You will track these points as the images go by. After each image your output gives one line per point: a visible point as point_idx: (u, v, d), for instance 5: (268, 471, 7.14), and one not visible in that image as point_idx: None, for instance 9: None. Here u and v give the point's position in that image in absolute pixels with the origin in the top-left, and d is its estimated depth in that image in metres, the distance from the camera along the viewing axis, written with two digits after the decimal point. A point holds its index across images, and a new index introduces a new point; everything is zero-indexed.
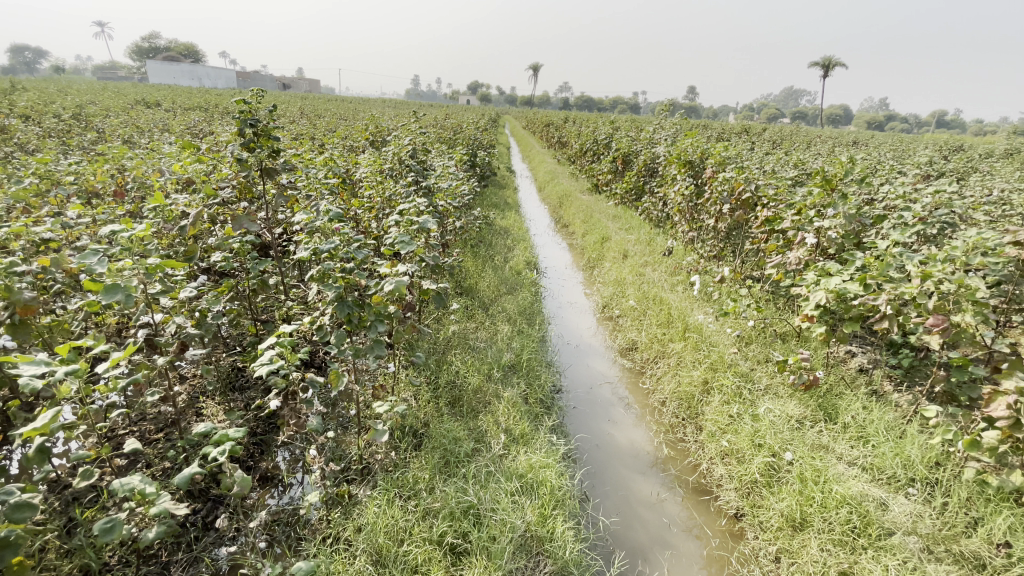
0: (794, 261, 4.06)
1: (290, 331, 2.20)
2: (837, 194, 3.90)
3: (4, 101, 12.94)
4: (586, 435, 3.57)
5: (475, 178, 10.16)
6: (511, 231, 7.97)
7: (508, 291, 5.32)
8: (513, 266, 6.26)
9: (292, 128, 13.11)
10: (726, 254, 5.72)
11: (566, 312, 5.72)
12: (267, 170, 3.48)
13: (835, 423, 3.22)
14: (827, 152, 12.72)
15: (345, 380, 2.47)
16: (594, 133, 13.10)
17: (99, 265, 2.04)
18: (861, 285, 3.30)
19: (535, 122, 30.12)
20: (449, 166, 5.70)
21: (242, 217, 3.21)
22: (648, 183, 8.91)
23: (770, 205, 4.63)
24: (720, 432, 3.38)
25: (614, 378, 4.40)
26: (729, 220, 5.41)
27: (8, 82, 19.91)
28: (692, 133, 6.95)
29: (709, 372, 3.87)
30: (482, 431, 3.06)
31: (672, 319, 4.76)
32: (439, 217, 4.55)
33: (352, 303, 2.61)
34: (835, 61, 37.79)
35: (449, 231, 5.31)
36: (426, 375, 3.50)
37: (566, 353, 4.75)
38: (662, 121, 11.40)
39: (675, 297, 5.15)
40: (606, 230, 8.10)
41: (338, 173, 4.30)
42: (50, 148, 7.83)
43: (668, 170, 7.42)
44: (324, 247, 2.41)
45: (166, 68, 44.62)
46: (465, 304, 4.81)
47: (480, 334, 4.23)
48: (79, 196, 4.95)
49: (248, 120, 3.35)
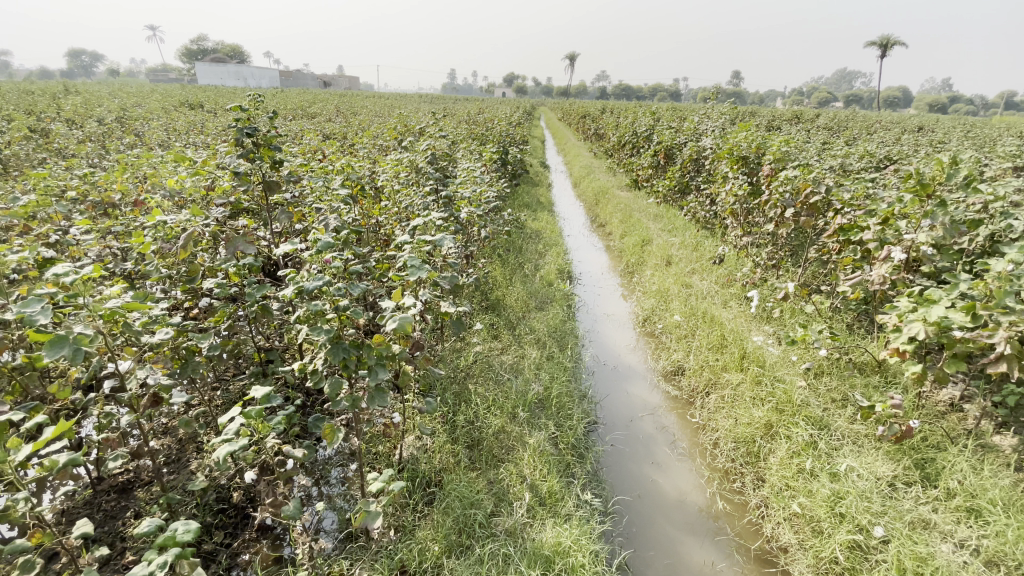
0: (877, 280, 3.42)
1: (264, 394, 1.81)
2: (933, 201, 3.25)
3: (54, 108, 13.37)
4: (627, 482, 3.07)
5: (507, 176, 9.72)
6: (543, 235, 7.49)
7: (538, 306, 4.88)
8: (545, 274, 5.80)
9: (324, 127, 13.06)
10: (786, 264, 5.06)
11: (602, 327, 5.21)
12: (269, 183, 3.15)
13: (935, 489, 2.64)
14: (892, 141, 11.55)
15: (341, 436, 2.16)
16: (634, 125, 12.39)
17: (42, 316, 1.71)
18: (969, 315, 2.68)
19: (571, 113, 29.36)
20: (475, 170, 5.26)
21: (237, 238, 2.87)
22: (693, 180, 8.24)
23: (844, 211, 3.98)
24: (789, 490, 2.83)
25: (658, 409, 3.87)
26: (791, 226, 4.75)
27: (63, 89, 20.84)
28: (745, 126, 6.26)
29: (773, 412, 3.30)
30: (503, 488, 2.64)
31: (726, 341, 4.19)
32: (461, 228, 4.13)
33: (350, 345, 2.21)
34: (892, 40, 35.37)
35: (474, 241, 4.90)
36: (443, 414, 3.11)
37: (603, 377, 4.25)
38: (709, 110, 10.59)
39: (727, 315, 4.57)
40: (646, 232, 7.50)
41: (352, 182, 3.95)
42: (85, 154, 7.88)
43: (718, 166, 6.75)
44: (309, 287, 1.99)
45: (213, 70, 46.32)
46: (490, 322, 4.39)
47: (505, 360, 3.80)
48: (96, 207, 4.80)
49: (246, 128, 3.02)
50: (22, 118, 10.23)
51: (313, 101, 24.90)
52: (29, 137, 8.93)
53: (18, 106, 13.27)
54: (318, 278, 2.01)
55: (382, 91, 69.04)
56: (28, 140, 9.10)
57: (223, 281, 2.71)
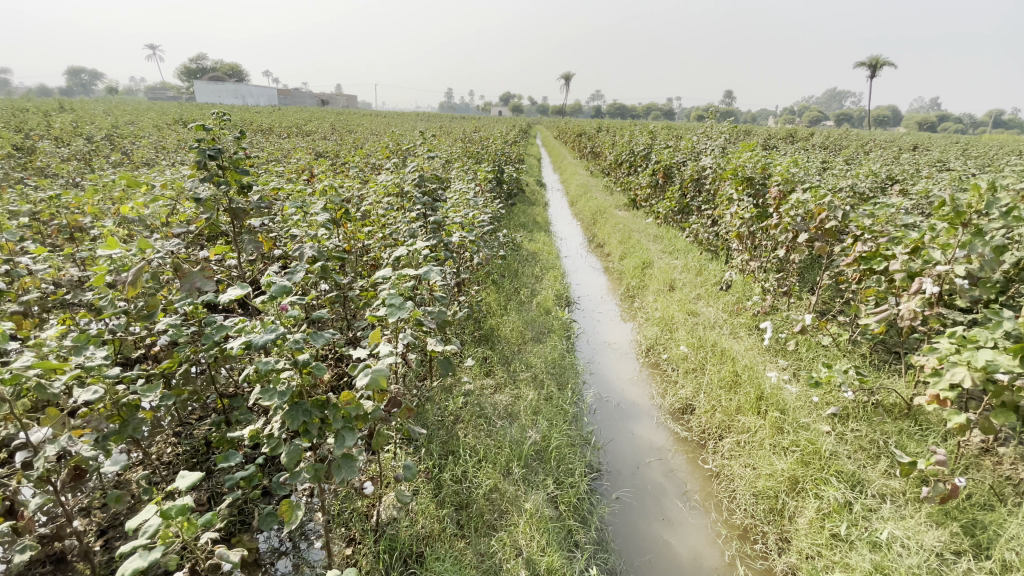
0: (907, 316, 3.15)
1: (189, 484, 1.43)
2: (968, 230, 2.95)
3: (43, 125, 13.08)
4: (634, 545, 2.70)
5: (502, 196, 9.48)
6: (540, 257, 7.19)
7: (535, 337, 4.56)
8: (542, 300, 5.48)
9: (318, 144, 12.91)
10: (798, 291, 4.76)
11: (604, 357, 4.87)
12: (235, 211, 2.82)
13: (992, 561, 2.29)
14: (894, 160, 11.38)
15: (299, 513, 1.89)
16: (631, 144, 12.20)
17: None
18: (1016, 358, 2.35)
19: (566, 132, 29.45)
20: (468, 193, 4.97)
21: (193, 272, 2.52)
22: (694, 200, 8.00)
23: (865, 239, 3.69)
24: (822, 560, 2.46)
25: (666, 453, 3.51)
26: (804, 253, 4.45)
27: (60, 106, 20.83)
28: (749, 145, 6.03)
29: (797, 464, 2.96)
30: (495, 564, 2.28)
31: (739, 379, 3.86)
32: (451, 256, 3.81)
33: (311, 406, 1.87)
34: (881, 60, 35.85)
35: (465, 268, 4.59)
36: (429, 469, 2.76)
37: (605, 416, 3.89)
38: (708, 129, 10.39)
39: (738, 348, 4.24)
40: (647, 254, 7.22)
41: (334, 206, 3.64)
42: (65, 172, 7.55)
43: (722, 186, 6.49)
44: (256, 342, 1.64)
45: (211, 88, 46.64)
46: (483, 357, 4.05)
47: (499, 402, 3.45)
48: (63, 231, 4.48)
49: (207, 150, 2.70)
50: (9, 136, 9.96)
51: (309, 119, 24.70)
52: (13, 154, 8.56)
53: (6, 123, 12.97)
54: (269, 330, 1.67)
55: (380, 109, 69.22)
56: (12, 158, 8.72)
57: (175, 324, 2.36)
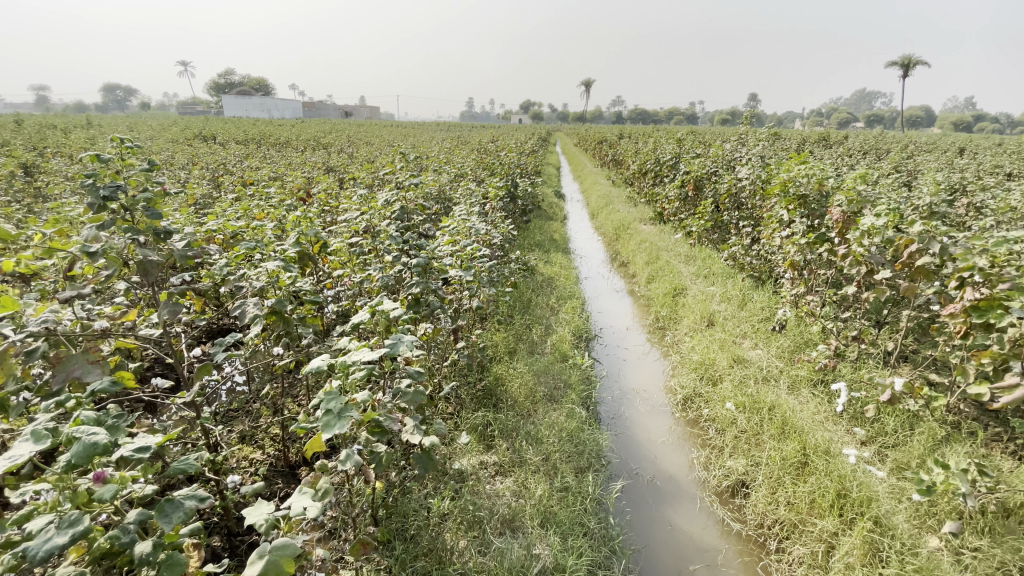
0: None
1: None
2: None
3: (59, 142, 12.83)
4: None
5: (516, 213, 8.78)
6: (557, 283, 6.44)
7: (549, 393, 3.82)
8: (557, 340, 4.73)
9: (328, 157, 12.44)
10: (871, 336, 3.88)
11: (632, 411, 4.05)
12: (145, 264, 2.07)
13: None
14: (951, 167, 10.22)
15: None
16: (656, 152, 11.34)
17: None
18: None
19: (585, 140, 28.67)
20: (470, 219, 4.25)
21: (73, 354, 1.78)
22: (730, 215, 7.11)
23: (978, 283, 2.81)
24: None
25: (716, 557, 2.68)
26: (882, 292, 3.59)
27: (87, 121, 21.18)
28: (801, 155, 5.16)
29: None
30: None
31: (807, 459, 3.04)
32: (441, 305, 3.09)
33: None
34: (913, 61, 34.24)
35: (464, 309, 3.87)
36: None
37: (633, 498, 3.09)
38: (742, 135, 9.46)
39: (801, 414, 3.41)
40: (678, 278, 6.40)
41: (300, 243, 2.97)
42: (55, 194, 7.14)
43: (767, 202, 5.63)
44: (30, 554, 0.95)
45: (237, 103, 47.64)
46: (483, 426, 3.32)
47: (499, 499, 2.70)
48: None
49: (100, 187, 2.01)
50: (20, 154, 9.69)
51: (326, 131, 24.52)
52: (9, 172, 8.03)
53: (23, 141, 12.78)
54: (63, 527, 0.99)
55: (400, 118, 69.43)
56: (11, 177, 8.31)
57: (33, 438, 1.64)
